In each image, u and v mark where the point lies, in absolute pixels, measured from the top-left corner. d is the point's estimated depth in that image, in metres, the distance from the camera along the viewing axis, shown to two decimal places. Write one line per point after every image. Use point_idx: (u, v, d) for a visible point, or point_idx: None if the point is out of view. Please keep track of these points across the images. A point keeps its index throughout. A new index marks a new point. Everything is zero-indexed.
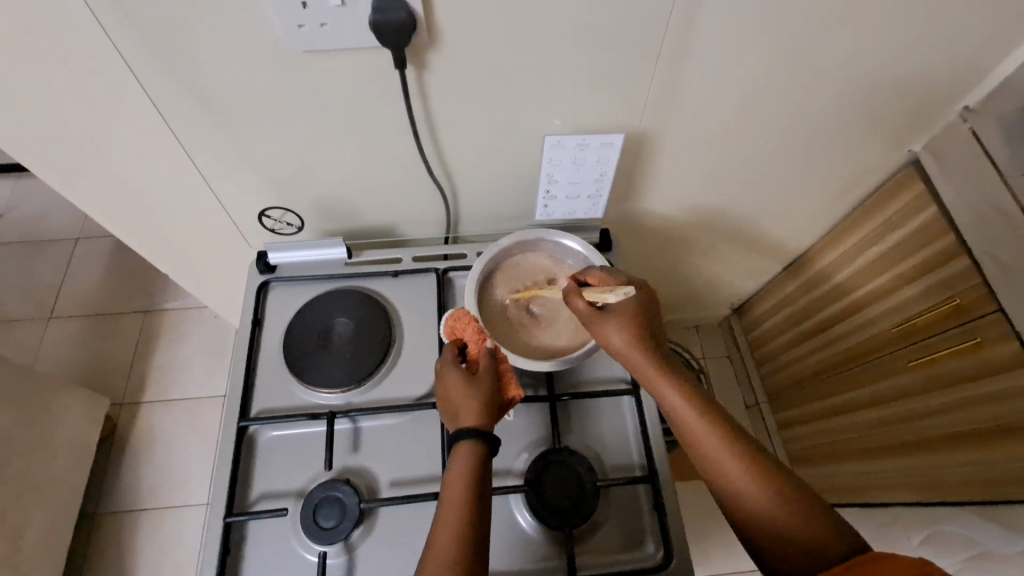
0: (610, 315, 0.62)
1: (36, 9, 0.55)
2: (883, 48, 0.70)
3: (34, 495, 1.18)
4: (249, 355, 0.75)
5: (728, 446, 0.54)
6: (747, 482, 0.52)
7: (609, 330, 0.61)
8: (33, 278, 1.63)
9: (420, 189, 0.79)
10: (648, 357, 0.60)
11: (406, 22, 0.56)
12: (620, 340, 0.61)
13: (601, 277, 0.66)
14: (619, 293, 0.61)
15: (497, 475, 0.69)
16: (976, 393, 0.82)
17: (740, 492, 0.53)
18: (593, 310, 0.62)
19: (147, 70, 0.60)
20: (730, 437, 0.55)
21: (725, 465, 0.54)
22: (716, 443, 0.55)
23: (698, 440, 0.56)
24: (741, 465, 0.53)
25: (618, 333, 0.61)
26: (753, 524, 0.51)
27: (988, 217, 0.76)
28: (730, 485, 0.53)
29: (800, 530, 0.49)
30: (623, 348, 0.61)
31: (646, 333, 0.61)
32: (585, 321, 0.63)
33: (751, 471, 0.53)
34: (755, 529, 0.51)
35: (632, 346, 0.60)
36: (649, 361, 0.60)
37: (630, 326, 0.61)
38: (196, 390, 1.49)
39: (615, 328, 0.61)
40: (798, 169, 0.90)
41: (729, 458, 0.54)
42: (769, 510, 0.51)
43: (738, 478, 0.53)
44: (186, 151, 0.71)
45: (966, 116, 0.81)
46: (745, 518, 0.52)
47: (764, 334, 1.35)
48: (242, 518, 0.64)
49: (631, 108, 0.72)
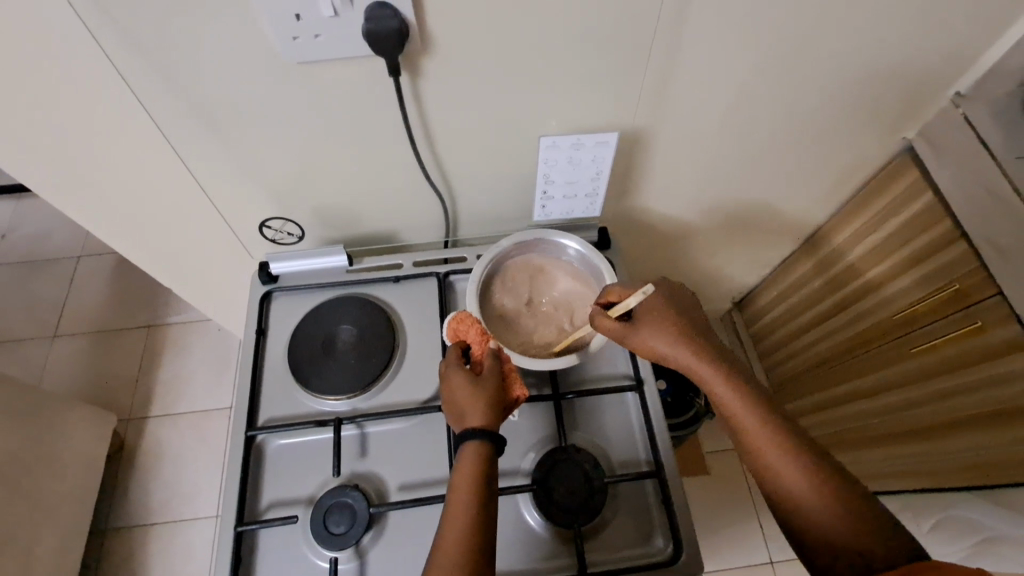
0: (648, 320, 0.62)
1: (35, 30, 0.55)
2: (872, 38, 0.71)
3: (44, 512, 1.18)
4: (255, 365, 0.75)
5: (783, 446, 0.54)
6: (802, 483, 0.52)
7: (653, 334, 0.61)
8: (37, 297, 1.64)
9: (419, 194, 0.80)
10: (697, 357, 0.59)
11: (399, 30, 0.56)
12: (665, 343, 0.61)
13: (621, 292, 0.65)
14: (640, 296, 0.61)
15: (505, 475, 0.70)
16: (980, 377, 0.82)
17: (795, 493, 0.53)
18: (623, 325, 0.63)
19: (144, 86, 0.61)
20: (784, 437, 0.55)
21: (779, 465, 0.54)
22: (770, 443, 0.55)
23: (752, 440, 0.55)
24: (796, 466, 0.53)
25: (663, 337, 0.61)
26: (808, 525, 0.51)
27: (982, 201, 0.77)
28: (783, 485, 0.53)
29: (856, 532, 0.49)
30: (672, 351, 0.60)
31: (693, 334, 0.61)
32: (615, 335, 0.63)
33: (805, 471, 0.53)
34: (808, 531, 0.51)
35: (682, 348, 0.60)
36: (701, 362, 0.59)
37: (674, 328, 0.61)
38: (202, 402, 1.50)
39: (660, 332, 0.61)
40: (792, 161, 0.91)
41: (783, 459, 0.54)
42: (824, 511, 0.51)
43: (793, 479, 0.53)
44: (186, 165, 0.71)
45: (959, 102, 0.81)
46: (799, 519, 0.52)
47: (766, 326, 1.35)
48: (253, 527, 0.65)
49: (624, 107, 0.73)
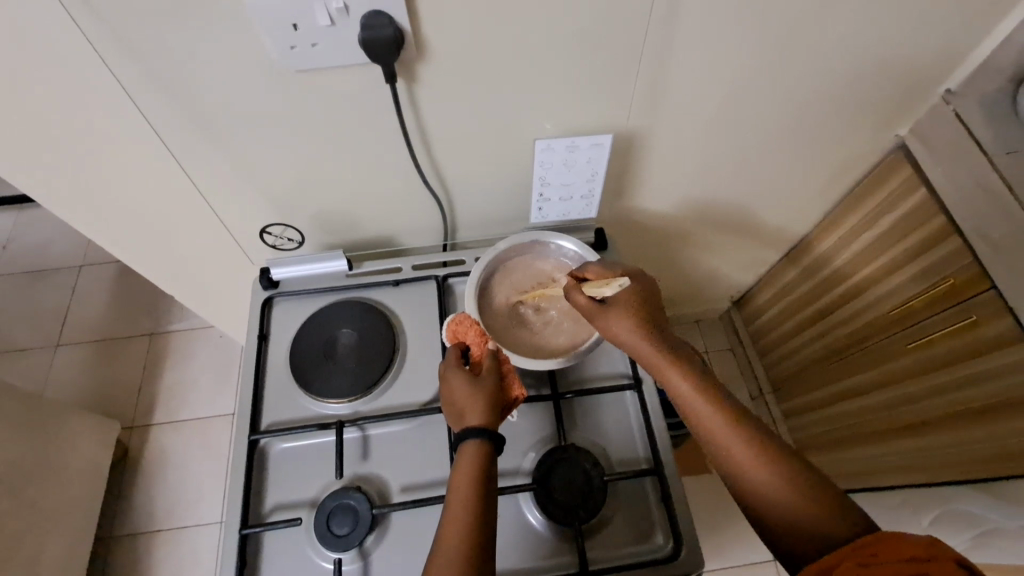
0: (611, 308, 0.63)
1: (38, 44, 0.57)
2: (861, 37, 0.72)
3: (49, 521, 1.19)
4: (257, 370, 0.76)
5: (736, 432, 0.55)
6: (758, 468, 0.53)
7: (614, 323, 0.62)
8: (40, 307, 1.65)
9: (417, 199, 0.81)
10: (654, 347, 0.61)
11: (394, 38, 0.57)
12: (625, 332, 0.62)
13: (600, 271, 0.67)
14: (616, 285, 0.63)
15: (506, 475, 0.70)
16: (976, 371, 0.82)
17: (752, 478, 0.53)
18: (593, 304, 0.64)
19: (145, 97, 0.62)
20: (739, 423, 0.55)
21: (734, 451, 0.54)
22: (725, 429, 0.55)
23: (707, 428, 0.56)
24: (751, 451, 0.54)
25: (625, 327, 0.62)
26: (766, 510, 0.52)
27: (974, 196, 0.78)
28: (740, 471, 0.54)
29: (811, 514, 0.50)
30: (631, 339, 0.62)
31: (651, 323, 0.62)
32: (588, 315, 0.65)
33: (760, 456, 0.54)
34: (766, 514, 0.52)
35: (639, 338, 0.61)
36: (657, 351, 0.60)
37: (635, 317, 0.62)
38: (205, 409, 1.50)
39: (620, 321, 0.62)
40: (787, 160, 0.92)
41: (737, 445, 0.54)
42: (781, 495, 0.51)
43: (748, 465, 0.54)
44: (186, 174, 0.72)
45: (949, 99, 0.82)
46: (757, 504, 0.53)
47: (765, 324, 1.36)
48: (257, 530, 0.66)
49: (618, 109, 0.74)
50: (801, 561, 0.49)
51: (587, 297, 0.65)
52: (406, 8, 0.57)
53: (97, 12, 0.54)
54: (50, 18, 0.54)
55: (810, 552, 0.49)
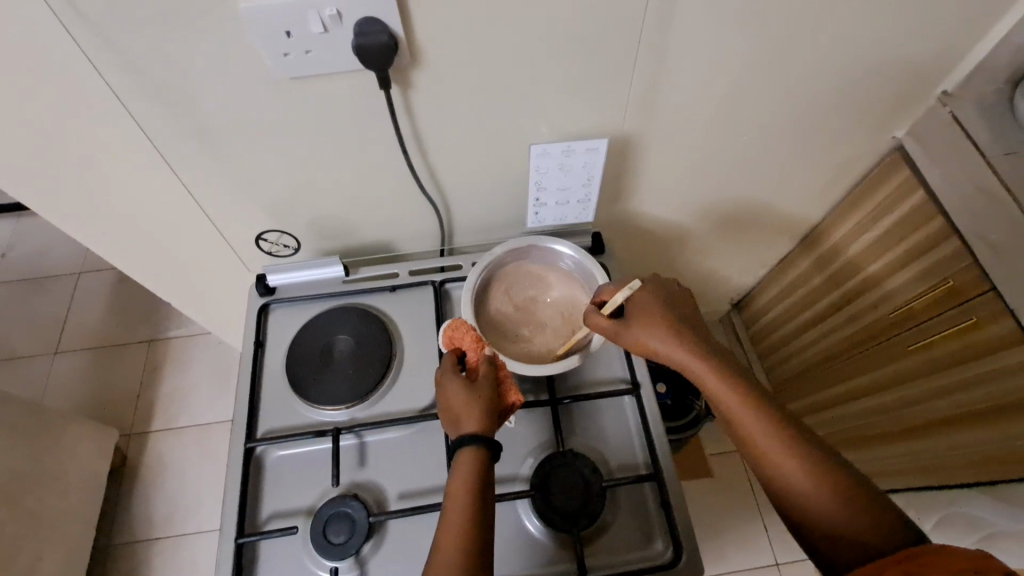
0: (640, 319, 0.62)
1: (32, 53, 0.57)
2: (856, 39, 0.72)
3: (46, 529, 1.18)
4: (253, 378, 0.76)
5: (780, 440, 0.54)
6: (802, 476, 0.53)
7: (646, 333, 0.62)
8: (37, 315, 1.65)
9: (413, 204, 0.81)
10: (691, 354, 0.60)
11: (388, 44, 0.57)
12: (658, 342, 0.61)
13: (613, 290, 0.67)
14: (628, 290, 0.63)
15: (504, 482, 0.70)
16: (977, 372, 0.82)
17: (796, 487, 0.53)
18: (614, 323, 0.63)
19: (139, 104, 0.62)
20: (783, 430, 0.55)
21: (778, 460, 0.54)
22: (769, 437, 0.55)
23: (749, 436, 0.56)
24: (796, 460, 0.53)
25: (658, 336, 0.61)
26: (809, 518, 0.52)
27: (972, 198, 0.77)
28: (783, 480, 0.54)
29: (857, 522, 0.50)
30: (665, 348, 0.61)
31: (684, 330, 0.61)
32: (607, 332, 0.64)
33: (805, 465, 0.53)
34: (809, 522, 0.52)
35: (675, 346, 0.60)
36: (695, 358, 0.59)
37: (668, 326, 0.62)
38: (204, 416, 1.50)
39: (653, 330, 0.61)
40: (784, 163, 0.92)
41: (781, 453, 0.54)
42: (826, 504, 0.52)
43: (791, 473, 0.53)
44: (182, 181, 0.72)
45: (945, 100, 0.82)
46: (799, 512, 0.53)
47: (765, 327, 1.35)
48: (253, 539, 0.65)
49: (613, 114, 0.74)
50: (845, 566, 0.50)
51: (606, 317, 0.64)
52: (399, 14, 0.57)
53: (90, 21, 0.54)
54: (44, 27, 0.54)
55: (857, 560, 0.50)
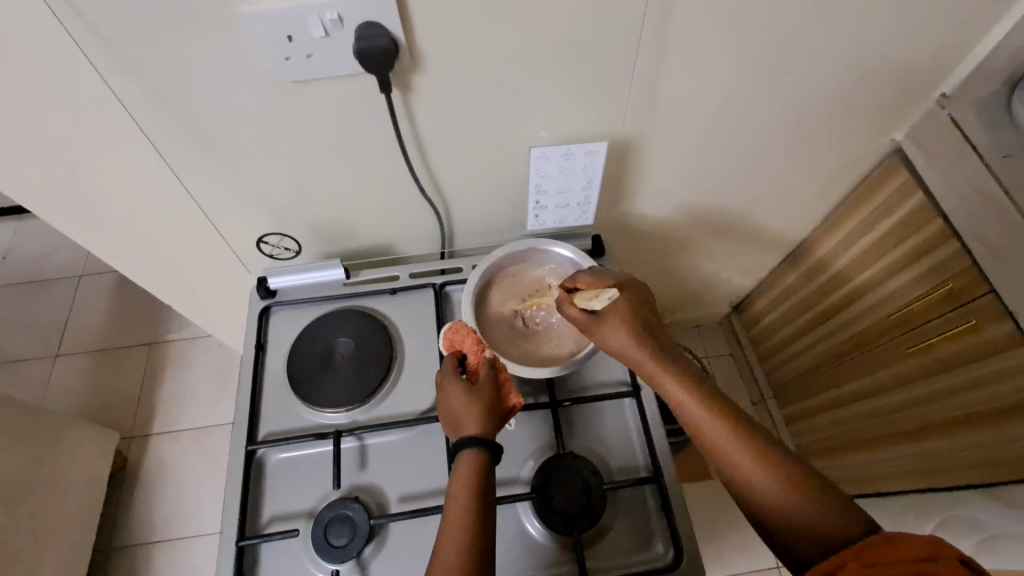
0: (605, 319, 0.62)
1: (36, 57, 0.57)
2: (854, 43, 0.72)
3: (47, 532, 1.18)
4: (254, 381, 0.76)
5: (734, 437, 0.55)
6: (758, 471, 0.53)
7: (609, 331, 0.62)
8: (39, 318, 1.65)
9: (414, 207, 0.81)
10: (647, 354, 0.60)
11: (388, 48, 0.58)
12: (618, 341, 0.62)
13: (591, 281, 0.67)
14: (605, 297, 0.62)
15: (504, 484, 0.70)
16: (976, 374, 0.82)
17: (752, 483, 0.53)
18: (587, 317, 0.63)
19: (141, 108, 0.62)
20: (737, 426, 0.55)
21: (734, 456, 0.54)
22: (724, 435, 0.55)
23: (706, 434, 0.56)
24: (750, 456, 0.54)
25: (617, 335, 0.62)
26: (767, 514, 0.52)
27: (971, 200, 0.78)
28: (739, 476, 0.54)
29: (813, 517, 0.50)
30: (626, 348, 0.61)
31: (646, 330, 0.62)
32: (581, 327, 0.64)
33: (759, 460, 0.53)
34: (768, 518, 0.52)
35: (634, 345, 0.61)
36: (652, 357, 0.60)
37: (630, 325, 0.62)
38: (204, 419, 1.50)
39: (614, 330, 0.62)
40: (783, 165, 0.92)
41: (736, 449, 0.54)
42: (781, 499, 0.51)
43: (746, 469, 0.53)
44: (183, 184, 0.72)
45: (944, 103, 0.82)
46: (758, 508, 0.53)
47: (765, 329, 1.35)
48: (254, 542, 0.65)
49: (613, 117, 0.74)
50: (804, 562, 0.49)
51: (580, 310, 0.64)
52: (400, 18, 0.57)
53: (94, 25, 0.55)
54: (47, 32, 0.55)
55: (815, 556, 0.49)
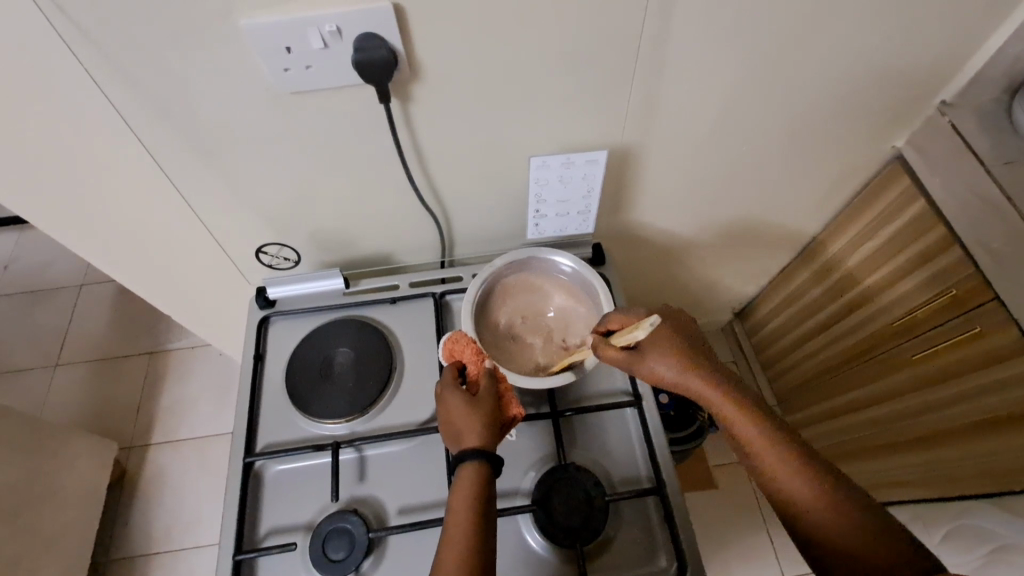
0: (655, 349, 0.62)
1: (33, 68, 0.57)
2: (853, 50, 0.72)
3: (45, 544, 1.17)
4: (253, 391, 0.75)
5: (787, 458, 0.55)
6: (809, 492, 0.53)
7: (657, 359, 0.61)
8: (39, 328, 1.65)
9: (413, 216, 0.81)
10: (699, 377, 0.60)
11: (387, 59, 0.58)
12: (669, 368, 0.61)
13: (623, 319, 0.65)
14: (648, 325, 0.59)
15: (505, 496, 0.69)
16: (982, 382, 0.81)
17: (802, 503, 0.53)
18: (628, 353, 0.62)
19: (138, 118, 0.62)
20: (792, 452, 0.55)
21: (785, 476, 0.54)
22: (781, 463, 0.55)
23: (758, 455, 0.56)
24: (803, 477, 0.54)
25: (665, 360, 0.61)
26: (816, 535, 0.52)
27: (974, 207, 0.77)
28: (789, 496, 0.54)
29: (862, 544, 0.50)
30: (675, 375, 0.60)
31: (695, 356, 0.61)
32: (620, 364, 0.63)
33: (812, 482, 0.53)
34: (817, 540, 0.52)
35: (685, 370, 0.60)
36: (704, 382, 0.59)
37: (679, 351, 0.61)
38: (204, 428, 1.49)
39: (664, 358, 0.61)
40: (783, 172, 0.92)
41: (788, 470, 0.54)
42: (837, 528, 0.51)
43: (798, 490, 0.54)
44: (182, 195, 0.72)
45: (945, 110, 0.82)
46: (809, 530, 0.53)
47: (767, 336, 1.34)
48: (252, 555, 0.64)
49: (613, 125, 0.74)
50: None
51: (620, 349, 0.62)
52: (398, 30, 0.57)
53: (92, 38, 0.55)
54: (45, 43, 0.55)
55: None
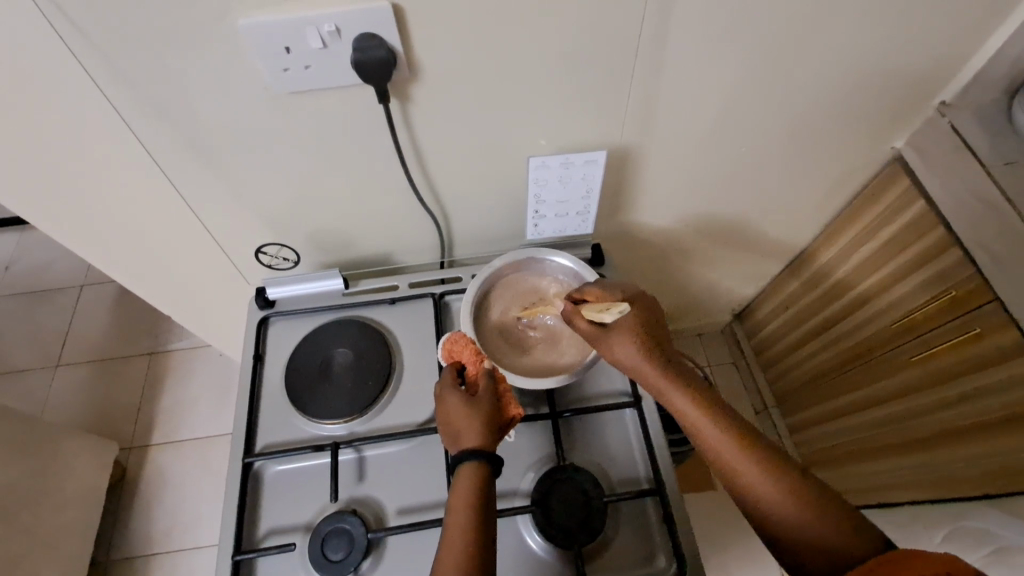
0: (616, 338, 0.61)
1: (33, 68, 0.57)
2: (852, 51, 0.72)
3: (45, 545, 1.17)
4: (252, 392, 0.75)
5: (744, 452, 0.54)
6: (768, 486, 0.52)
7: (622, 347, 0.61)
8: (40, 328, 1.65)
9: (413, 216, 0.81)
10: (656, 369, 0.60)
11: (385, 59, 0.58)
12: (632, 357, 0.60)
13: (599, 293, 0.65)
14: (617, 311, 0.61)
15: (504, 497, 0.69)
16: (982, 383, 0.81)
17: (762, 497, 0.52)
18: (596, 329, 0.62)
19: (138, 118, 0.62)
20: (746, 442, 0.55)
21: (744, 470, 0.53)
22: (735, 453, 0.54)
23: (716, 450, 0.55)
24: (762, 471, 0.53)
25: (625, 350, 0.61)
26: (775, 528, 0.52)
27: (973, 207, 0.77)
28: (748, 491, 0.53)
29: (823, 535, 0.49)
30: (637, 364, 0.60)
31: (653, 347, 0.61)
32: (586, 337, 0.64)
33: (772, 475, 0.53)
34: (778, 532, 0.52)
35: (645, 362, 0.60)
36: (663, 375, 0.59)
37: (638, 341, 0.61)
38: (204, 429, 1.49)
39: (624, 349, 0.61)
40: (783, 173, 0.91)
41: (746, 464, 0.54)
42: (793, 516, 0.51)
43: (756, 483, 0.53)
44: (182, 195, 0.72)
45: (944, 110, 0.82)
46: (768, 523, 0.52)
47: (768, 337, 1.34)
48: (251, 556, 0.64)
49: (612, 126, 0.74)
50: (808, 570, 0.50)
51: (588, 322, 0.63)
52: (397, 30, 0.57)
53: (90, 38, 0.55)
54: (45, 43, 0.55)
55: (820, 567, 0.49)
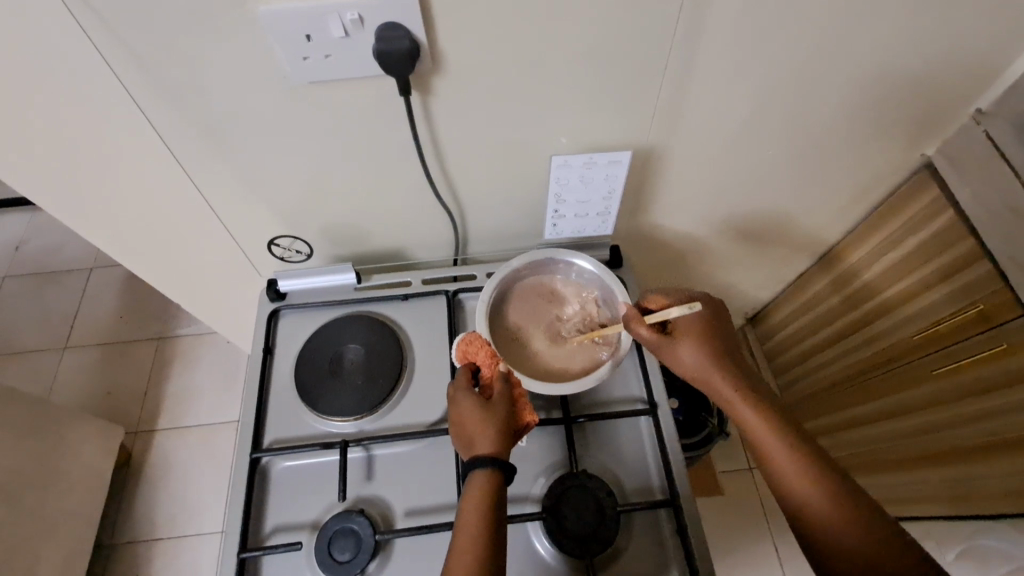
0: (688, 336, 0.63)
1: (44, 46, 0.55)
2: (891, 55, 0.70)
3: (47, 527, 1.17)
4: (261, 385, 0.74)
5: (802, 466, 0.54)
6: (812, 487, 0.53)
7: (686, 351, 0.62)
8: (49, 308, 1.66)
9: (428, 212, 0.79)
10: (720, 372, 0.61)
11: (409, 50, 0.56)
12: (695, 362, 0.62)
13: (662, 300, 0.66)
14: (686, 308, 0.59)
15: (515, 502, 0.68)
16: (1007, 402, 0.79)
17: (814, 512, 0.53)
18: (658, 336, 0.63)
19: (151, 101, 0.61)
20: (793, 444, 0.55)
21: (793, 472, 0.54)
22: (781, 450, 0.55)
23: (776, 461, 0.55)
24: (817, 486, 0.53)
25: (690, 351, 0.62)
26: (826, 546, 0.51)
27: (1007, 221, 0.75)
28: (793, 493, 0.54)
29: (861, 542, 0.50)
30: (700, 367, 0.61)
31: (720, 351, 0.62)
32: (649, 343, 0.64)
33: (814, 478, 0.54)
34: (820, 538, 0.52)
35: (708, 361, 0.61)
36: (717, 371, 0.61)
37: (703, 345, 0.62)
38: (209, 415, 1.49)
39: (693, 345, 0.62)
40: (809, 178, 0.89)
41: (802, 475, 0.54)
42: (833, 520, 0.52)
43: (807, 495, 0.53)
44: (193, 181, 0.71)
45: (979, 118, 0.78)
46: (822, 541, 0.52)
47: (780, 344, 1.32)
48: (256, 554, 0.63)
49: (637, 126, 0.72)
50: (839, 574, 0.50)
51: (650, 328, 0.63)
52: (422, 19, 0.55)
53: (103, 18, 0.53)
54: (57, 22, 0.53)
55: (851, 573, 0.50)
